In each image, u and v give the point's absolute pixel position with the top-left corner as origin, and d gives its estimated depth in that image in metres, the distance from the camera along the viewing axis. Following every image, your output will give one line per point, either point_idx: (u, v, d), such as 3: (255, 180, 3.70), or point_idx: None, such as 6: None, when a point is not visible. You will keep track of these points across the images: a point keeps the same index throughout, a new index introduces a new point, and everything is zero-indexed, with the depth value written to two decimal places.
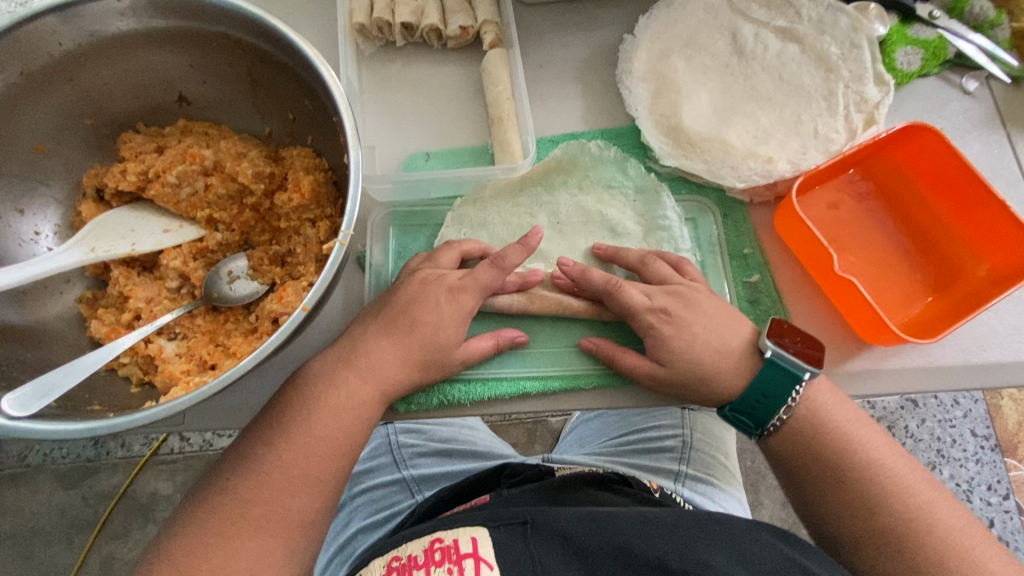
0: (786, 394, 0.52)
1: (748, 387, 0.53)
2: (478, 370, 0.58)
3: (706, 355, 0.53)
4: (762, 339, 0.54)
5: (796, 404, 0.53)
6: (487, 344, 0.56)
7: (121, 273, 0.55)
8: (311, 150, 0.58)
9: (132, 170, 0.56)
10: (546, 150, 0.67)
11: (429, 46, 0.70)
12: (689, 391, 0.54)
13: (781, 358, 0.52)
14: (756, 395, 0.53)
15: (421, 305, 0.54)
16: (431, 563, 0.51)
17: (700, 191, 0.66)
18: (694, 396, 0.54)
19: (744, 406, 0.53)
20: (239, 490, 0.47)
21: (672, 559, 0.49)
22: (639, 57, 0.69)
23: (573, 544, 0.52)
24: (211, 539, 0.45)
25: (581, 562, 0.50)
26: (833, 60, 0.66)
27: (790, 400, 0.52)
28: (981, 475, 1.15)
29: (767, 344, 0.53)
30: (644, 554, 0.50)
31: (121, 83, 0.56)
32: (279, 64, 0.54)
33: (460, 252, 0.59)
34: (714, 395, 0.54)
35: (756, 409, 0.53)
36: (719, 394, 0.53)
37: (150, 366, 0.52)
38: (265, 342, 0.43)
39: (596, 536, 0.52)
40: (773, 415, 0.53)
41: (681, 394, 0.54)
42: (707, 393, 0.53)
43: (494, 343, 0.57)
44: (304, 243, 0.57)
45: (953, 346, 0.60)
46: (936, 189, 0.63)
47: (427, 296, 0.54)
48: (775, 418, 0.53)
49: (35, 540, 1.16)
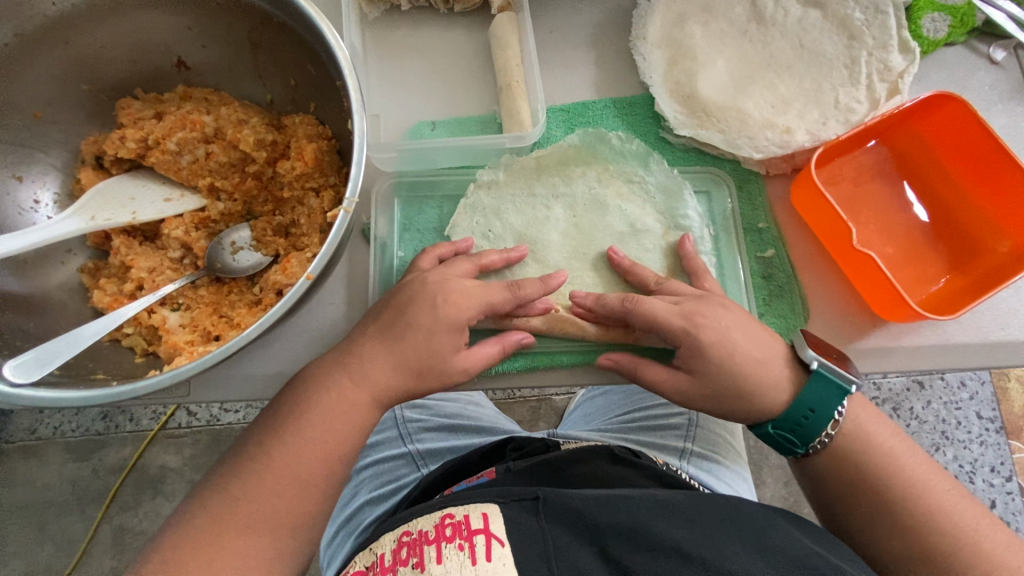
0: (832, 409, 0.51)
1: (796, 404, 0.51)
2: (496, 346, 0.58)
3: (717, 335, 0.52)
4: (805, 350, 0.53)
5: (841, 419, 0.52)
6: (491, 350, 0.54)
7: (122, 242, 0.54)
8: (314, 118, 0.57)
9: (131, 136, 0.55)
10: (557, 119, 0.65)
11: (435, 10, 0.68)
12: (737, 408, 0.52)
13: (827, 369, 0.51)
14: (803, 411, 0.51)
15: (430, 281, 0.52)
16: (442, 539, 0.50)
17: (714, 162, 0.64)
18: (729, 410, 0.52)
19: (788, 423, 0.52)
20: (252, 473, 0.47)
21: (687, 543, 0.49)
22: (653, 22, 0.67)
23: (585, 520, 0.51)
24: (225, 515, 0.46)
25: (593, 538, 0.50)
26: (856, 26, 0.64)
27: (836, 416, 0.51)
28: (985, 457, 1.14)
29: (811, 355, 0.52)
30: (658, 533, 0.50)
31: (117, 46, 0.54)
32: (281, 25, 0.52)
33: (479, 263, 0.57)
34: (754, 410, 0.52)
35: (800, 427, 0.52)
36: (740, 373, 0.51)
37: (153, 336, 0.52)
38: (270, 309, 0.44)
39: (609, 513, 0.52)
40: (820, 432, 0.52)
41: (716, 407, 0.53)
42: (738, 406, 0.52)
43: (500, 346, 0.55)
44: (307, 213, 0.55)
45: (971, 324, 0.58)
46: (960, 162, 0.61)
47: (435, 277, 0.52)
48: (821, 435, 0.52)
49: (47, 510, 1.18)
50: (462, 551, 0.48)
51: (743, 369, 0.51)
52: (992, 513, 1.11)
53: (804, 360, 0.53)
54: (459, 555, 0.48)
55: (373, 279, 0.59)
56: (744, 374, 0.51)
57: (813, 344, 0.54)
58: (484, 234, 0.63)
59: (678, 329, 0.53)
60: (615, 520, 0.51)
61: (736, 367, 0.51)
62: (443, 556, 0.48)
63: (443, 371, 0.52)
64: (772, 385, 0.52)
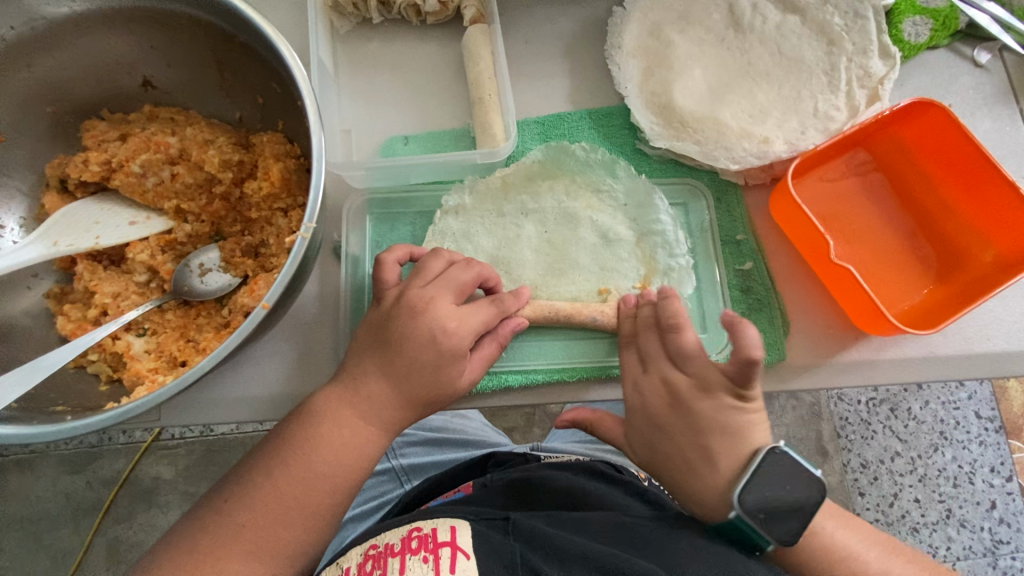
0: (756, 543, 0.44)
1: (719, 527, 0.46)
2: None
3: (658, 445, 0.47)
4: (733, 493, 0.43)
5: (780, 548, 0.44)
6: (489, 350, 0.53)
7: (86, 267, 0.53)
8: (282, 136, 0.56)
9: (95, 160, 0.54)
10: (532, 132, 0.64)
11: (408, 23, 0.67)
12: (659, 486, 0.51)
13: (746, 522, 0.43)
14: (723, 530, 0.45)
15: (405, 297, 0.51)
16: (406, 551, 0.49)
17: (692, 173, 0.63)
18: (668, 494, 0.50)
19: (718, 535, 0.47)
20: (224, 508, 0.46)
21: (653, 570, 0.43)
22: (629, 31, 0.66)
23: (551, 547, 0.47)
24: (201, 550, 0.45)
25: (557, 561, 0.46)
26: (836, 31, 0.62)
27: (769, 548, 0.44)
28: (984, 457, 1.13)
29: (733, 502, 0.43)
30: (625, 562, 0.45)
31: (79, 68, 0.53)
32: (242, 45, 0.51)
33: (449, 260, 0.55)
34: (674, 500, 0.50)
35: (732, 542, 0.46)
36: (683, 488, 0.46)
37: (119, 363, 0.51)
38: (227, 338, 0.43)
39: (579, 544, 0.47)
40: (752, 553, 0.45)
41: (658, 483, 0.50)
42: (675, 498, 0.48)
43: (497, 344, 0.53)
44: (276, 234, 0.54)
45: (956, 334, 0.57)
46: (943, 169, 0.60)
47: (413, 303, 0.50)
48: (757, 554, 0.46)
49: (42, 524, 1.18)
50: (427, 564, 0.47)
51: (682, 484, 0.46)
52: (992, 514, 1.10)
53: (729, 499, 0.44)
54: (422, 567, 0.47)
55: (344, 296, 0.58)
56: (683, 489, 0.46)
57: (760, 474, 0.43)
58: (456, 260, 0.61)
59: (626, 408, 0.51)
60: (584, 549, 0.46)
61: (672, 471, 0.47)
62: (406, 567, 0.47)
63: (426, 402, 0.49)
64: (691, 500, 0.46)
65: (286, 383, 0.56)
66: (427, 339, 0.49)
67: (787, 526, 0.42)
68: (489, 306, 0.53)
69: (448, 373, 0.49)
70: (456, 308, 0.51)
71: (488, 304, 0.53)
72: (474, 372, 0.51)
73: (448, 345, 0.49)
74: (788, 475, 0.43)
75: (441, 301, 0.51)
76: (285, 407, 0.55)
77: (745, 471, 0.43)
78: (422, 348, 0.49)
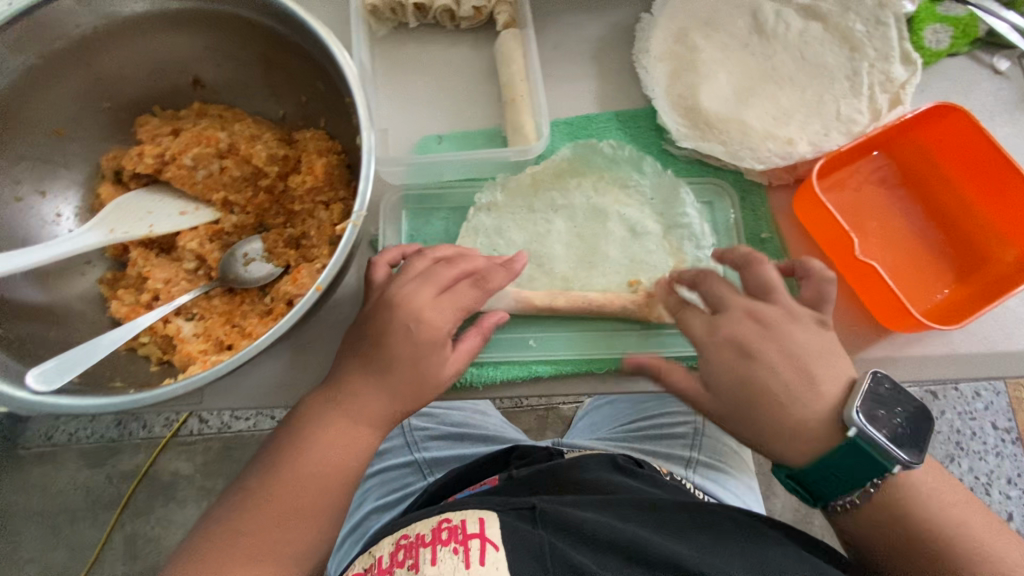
0: (865, 476, 0.47)
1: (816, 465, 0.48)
2: (513, 352, 0.59)
3: (766, 378, 0.49)
4: (848, 412, 0.47)
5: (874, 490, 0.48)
6: (472, 343, 0.53)
7: (139, 254, 0.56)
8: (324, 133, 0.59)
9: (149, 153, 0.57)
10: (561, 132, 0.66)
11: (442, 27, 0.69)
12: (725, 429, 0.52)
13: (868, 441, 0.46)
14: (822, 472, 0.48)
15: (391, 297, 0.52)
16: (436, 542, 0.48)
17: (717, 173, 0.64)
18: (760, 439, 0.50)
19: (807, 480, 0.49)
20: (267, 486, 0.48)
21: (688, 560, 0.47)
22: (656, 36, 0.68)
23: (585, 532, 0.50)
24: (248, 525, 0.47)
25: (589, 547, 0.49)
26: (857, 38, 0.64)
27: (868, 486, 0.47)
28: (1001, 468, 1.12)
29: (853, 419, 0.46)
30: (658, 553, 0.48)
31: (137, 66, 0.57)
32: (292, 44, 0.54)
33: (433, 254, 0.56)
34: (778, 453, 0.49)
35: (829, 483, 0.48)
36: (798, 425, 0.48)
37: (168, 345, 0.53)
38: (280, 320, 0.45)
39: (607, 528, 0.50)
40: (846, 495, 0.48)
41: (732, 427, 0.51)
42: (777, 430, 0.49)
43: (481, 335, 0.54)
44: (317, 225, 0.57)
45: (977, 333, 0.58)
46: (963, 172, 0.61)
47: (401, 295, 0.52)
48: (846, 498, 0.48)
49: (63, 516, 1.20)
50: (457, 555, 0.46)
51: (797, 424, 0.48)
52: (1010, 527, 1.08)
53: (844, 420, 0.47)
54: (453, 559, 0.46)
55: None
56: (799, 428, 0.48)
57: (868, 407, 0.47)
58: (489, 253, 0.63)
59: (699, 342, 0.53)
60: (612, 535, 0.50)
61: (774, 399, 0.49)
62: (437, 558, 0.46)
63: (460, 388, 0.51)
64: (786, 431, 0.48)
65: (324, 371, 0.58)
66: (405, 332, 0.50)
67: (905, 443, 0.46)
68: (471, 290, 0.54)
69: (429, 364, 0.51)
70: (435, 299, 0.53)
71: (470, 286, 0.54)
72: (457, 363, 0.52)
73: (426, 337, 0.51)
74: (892, 398, 0.48)
75: (420, 294, 0.52)
76: None
77: (854, 396, 0.48)
78: (400, 340, 0.50)
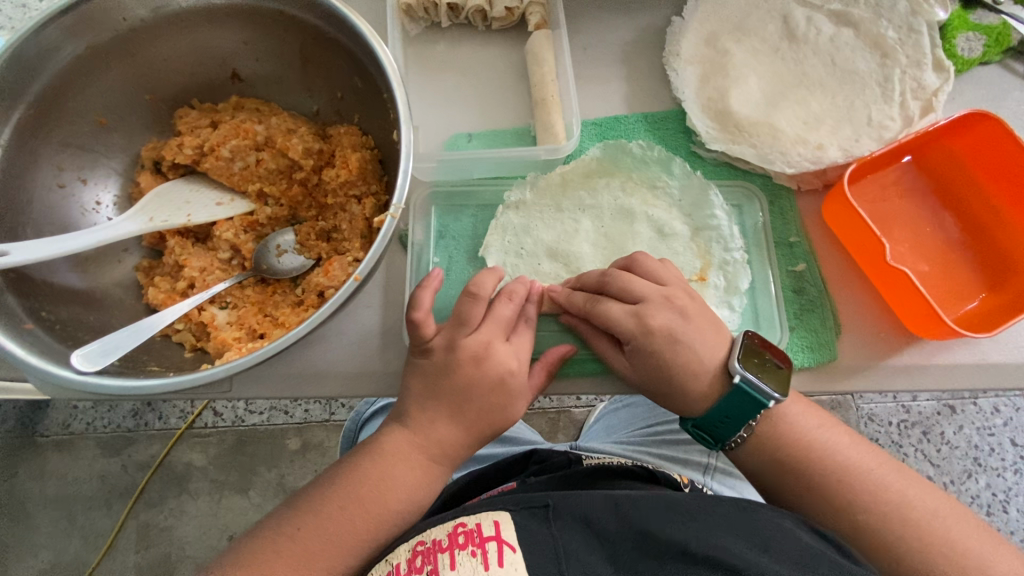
0: (746, 416, 0.50)
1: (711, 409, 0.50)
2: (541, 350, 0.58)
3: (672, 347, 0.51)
4: (734, 361, 0.50)
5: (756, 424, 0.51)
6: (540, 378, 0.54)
7: (177, 242, 0.57)
8: (358, 128, 0.59)
9: (189, 143, 0.58)
10: (591, 133, 0.67)
11: (474, 27, 0.70)
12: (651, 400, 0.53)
13: (751, 385, 0.49)
14: (717, 416, 0.50)
15: (458, 345, 0.52)
16: (453, 546, 0.45)
17: (745, 177, 0.64)
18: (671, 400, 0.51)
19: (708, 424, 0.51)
20: None
21: (693, 543, 0.44)
22: (687, 40, 0.68)
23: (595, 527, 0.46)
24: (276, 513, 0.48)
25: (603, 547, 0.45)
26: (890, 44, 0.64)
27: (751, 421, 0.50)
28: (1020, 486, 1.10)
29: (737, 367, 0.50)
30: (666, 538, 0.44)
31: (178, 59, 0.58)
32: (331, 40, 0.55)
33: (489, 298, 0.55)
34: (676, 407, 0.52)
35: (719, 428, 0.51)
36: (689, 388, 0.50)
37: (202, 333, 0.54)
38: (316, 311, 0.45)
39: (616, 519, 0.47)
40: (736, 433, 0.51)
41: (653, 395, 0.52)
42: (681, 398, 0.51)
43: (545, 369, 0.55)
44: (349, 219, 0.57)
45: (1008, 342, 0.58)
46: (995, 180, 0.61)
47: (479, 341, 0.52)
48: (737, 435, 0.51)
49: (78, 503, 1.22)
50: (474, 559, 0.44)
51: (692, 383, 0.50)
52: None
53: (729, 371, 0.50)
54: (471, 563, 0.43)
55: (410, 283, 0.61)
56: (692, 388, 0.50)
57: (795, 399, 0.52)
58: (517, 252, 0.63)
59: (629, 330, 0.52)
60: (622, 527, 0.46)
61: (685, 369, 0.50)
62: (456, 563, 0.43)
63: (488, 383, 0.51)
64: (697, 398, 0.50)
65: (351, 363, 0.58)
66: (496, 385, 0.51)
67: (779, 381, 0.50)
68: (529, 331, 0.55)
69: (513, 407, 0.52)
70: (509, 345, 0.53)
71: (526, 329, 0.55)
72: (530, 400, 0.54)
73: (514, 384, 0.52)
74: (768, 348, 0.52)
75: (498, 344, 0.53)
76: (348, 385, 0.58)
77: (733, 349, 0.51)
78: (489, 392, 0.51)
